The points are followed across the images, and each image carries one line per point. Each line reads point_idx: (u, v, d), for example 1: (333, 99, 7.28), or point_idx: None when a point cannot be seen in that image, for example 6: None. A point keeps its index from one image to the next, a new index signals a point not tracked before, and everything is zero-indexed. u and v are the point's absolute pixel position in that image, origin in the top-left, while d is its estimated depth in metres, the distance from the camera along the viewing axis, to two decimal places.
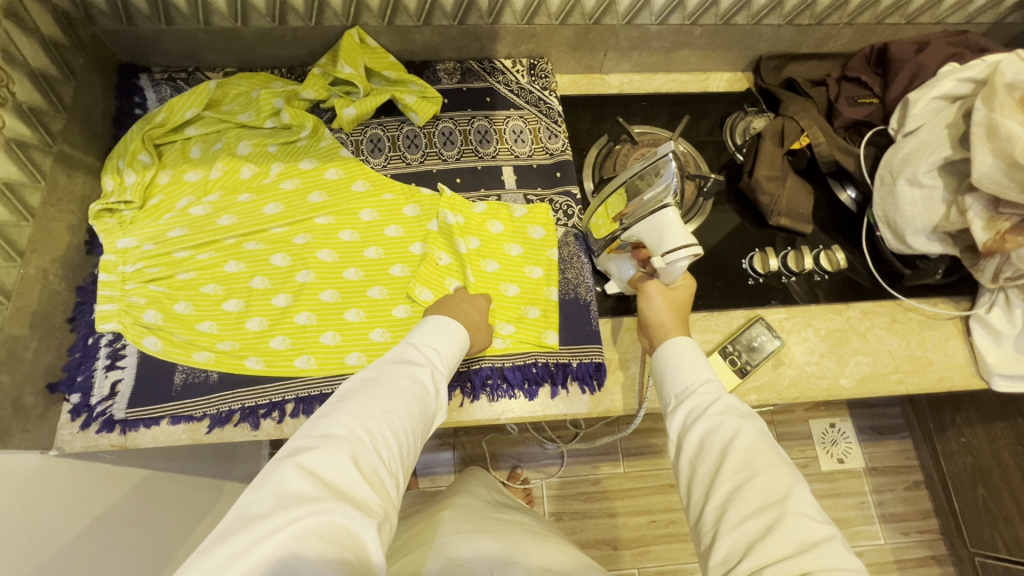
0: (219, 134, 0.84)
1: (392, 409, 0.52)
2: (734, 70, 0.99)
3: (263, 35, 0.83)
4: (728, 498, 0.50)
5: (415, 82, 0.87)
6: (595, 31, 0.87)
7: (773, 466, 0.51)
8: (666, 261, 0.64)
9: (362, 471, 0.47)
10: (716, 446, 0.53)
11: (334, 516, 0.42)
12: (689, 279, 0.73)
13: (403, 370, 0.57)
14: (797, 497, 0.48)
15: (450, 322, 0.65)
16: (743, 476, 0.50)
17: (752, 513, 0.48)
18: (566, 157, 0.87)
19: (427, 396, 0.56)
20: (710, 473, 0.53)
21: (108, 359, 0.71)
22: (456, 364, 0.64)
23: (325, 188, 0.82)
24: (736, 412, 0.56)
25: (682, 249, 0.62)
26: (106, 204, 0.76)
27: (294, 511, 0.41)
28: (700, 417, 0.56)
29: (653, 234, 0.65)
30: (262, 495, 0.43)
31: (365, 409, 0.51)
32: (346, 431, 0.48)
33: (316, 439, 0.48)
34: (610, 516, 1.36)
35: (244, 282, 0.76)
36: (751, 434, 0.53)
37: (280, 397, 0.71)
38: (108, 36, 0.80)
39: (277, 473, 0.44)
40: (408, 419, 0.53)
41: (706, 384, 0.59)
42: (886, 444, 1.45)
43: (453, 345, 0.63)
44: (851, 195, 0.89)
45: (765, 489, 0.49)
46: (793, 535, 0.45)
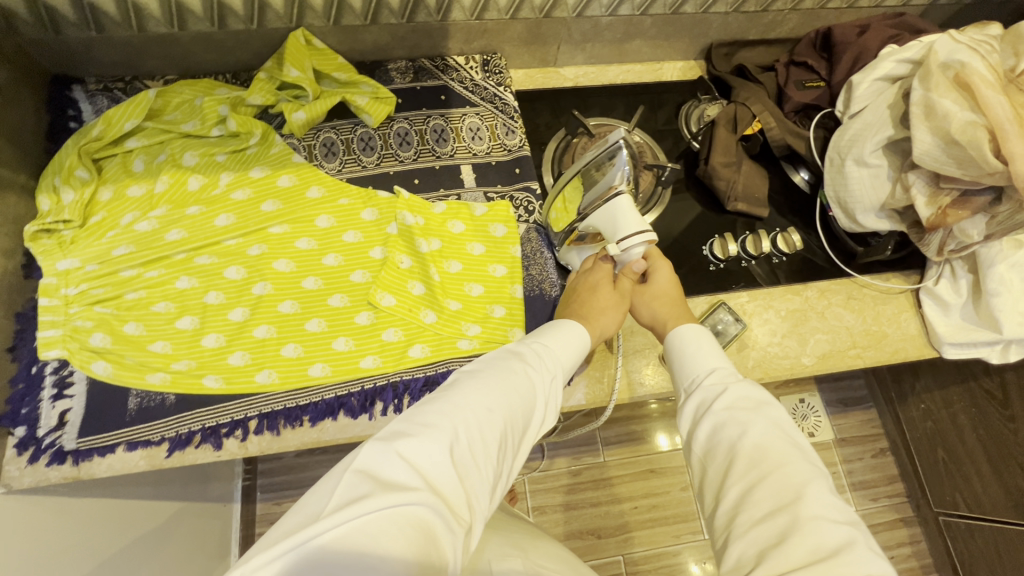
0: (162, 145, 0.81)
1: (501, 408, 0.49)
2: (686, 58, 1.00)
3: (204, 39, 0.79)
4: (738, 500, 0.49)
5: (366, 82, 0.85)
6: (546, 24, 0.86)
7: (786, 463, 0.49)
8: (622, 247, 0.66)
9: (458, 469, 0.43)
10: (724, 444, 0.53)
11: (428, 510, 0.39)
12: (664, 263, 0.74)
13: (514, 366, 0.54)
14: (810, 497, 0.47)
15: (566, 325, 0.63)
16: (753, 476, 0.49)
17: (763, 517, 0.47)
18: (524, 153, 0.87)
19: (534, 400, 0.53)
20: (720, 473, 0.52)
21: (55, 388, 0.67)
22: (568, 370, 0.60)
23: (278, 197, 0.79)
24: (744, 406, 0.55)
25: (636, 236, 0.65)
26: (43, 224, 0.72)
27: (394, 495, 0.39)
28: (706, 413, 0.56)
29: (607, 221, 0.67)
30: (361, 472, 0.40)
31: (472, 400, 0.48)
32: (453, 420, 0.46)
33: (421, 423, 0.45)
34: (592, 506, 1.37)
35: (197, 298, 0.73)
36: (759, 429, 0.52)
37: (242, 414, 0.69)
38: (33, 46, 0.75)
39: (377, 451, 0.42)
40: (511, 422, 0.50)
41: (711, 376, 0.59)
42: (852, 415, 1.50)
43: (568, 347, 0.61)
44: (804, 177, 0.91)
45: (775, 490, 0.48)
46: (808, 540, 0.44)
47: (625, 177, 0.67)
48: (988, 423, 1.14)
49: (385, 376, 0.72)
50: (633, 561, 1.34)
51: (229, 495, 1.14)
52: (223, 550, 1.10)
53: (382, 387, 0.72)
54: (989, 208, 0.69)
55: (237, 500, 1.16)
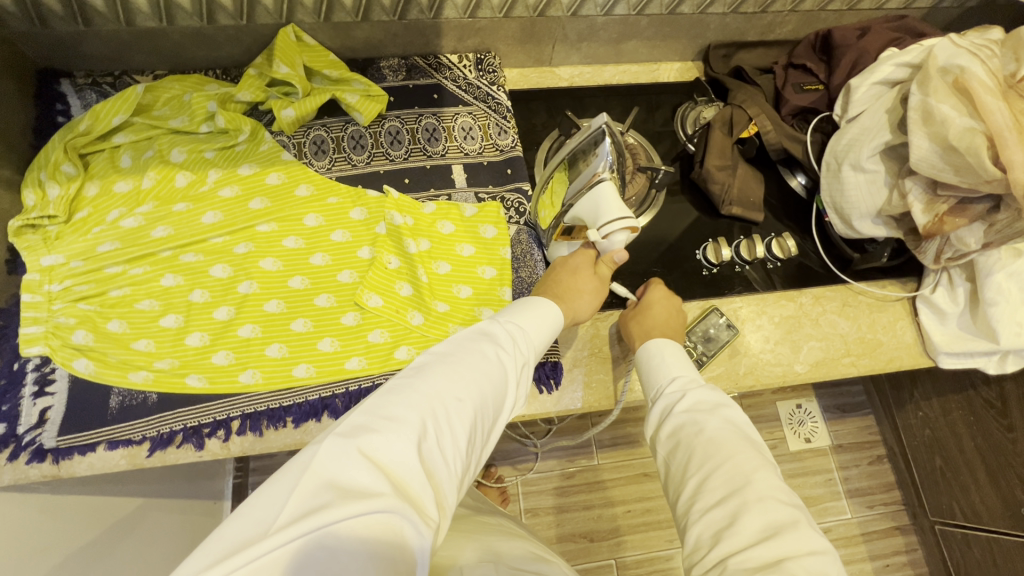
0: (150, 141, 0.80)
1: (471, 396, 0.48)
2: (684, 59, 0.98)
3: (194, 35, 0.79)
4: (695, 490, 0.52)
5: (358, 80, 0.83)
6: (541, 24, 0.85)
7: (738, 453, 0.52)
8: (602, 233, 0.66)
9: (425, 465, 0.43)
10: (682, 443, 0.56)
11: (395, 514, 0.38)
12: (668, 302, 0.74)
13: (485, 350, 0.53)
14: (759, 482, 0.50)
15: (537, 304, 0.62)
16: (706, 468, 0.52)
17: (716, 502, 0.50)
18: (517, 153, 0.86)
19: (506, 385, 0.52)
20: (680, 468, 0.55)
21: (36, 385, 0.67)
22: (542, 350, 0.60)
23: (266, 194, 0.79)
24: (703, 408, 0.57)
25: (616, 223, 0.64)
26: (27, 220, 0.72)
27: (355, 501, 0.38)
28: (668, 416, 0.58)
29: (590, 208, 0.66)
30: (321, 479, 0.39)
31: (441, 391, 0.47)
32: (420, 412, 0.45)
33: (386, 419, 0.44)
34: (584, 509, 1.36)
35: (182, 296, 0.72)
36: (714, 427, 0.55)
37: (224, 414, 0.68)
38: (20, 39, 0.75)
39: (338, 454, 0.41)
40: (481, 409, 0.49)
41: (673, 383, 0.61)
42: (849, 421, 1.49)
43: (542, 328, 0.60)
44: (801, 182, 0.90)
45: (726, 478, 0.51)
46: (756, 521, 0.47)
47: (608, 166, 0.64)
48: (986, 432, 1.13)
49: (370, 378, 0.71)
50: (625, 564, 1.33)
51: (217, 492, 1.13)
52: None
53: (366, 388, 0.70)
54: (987, 217, 0.68)
55: (226, 497, 1.16)
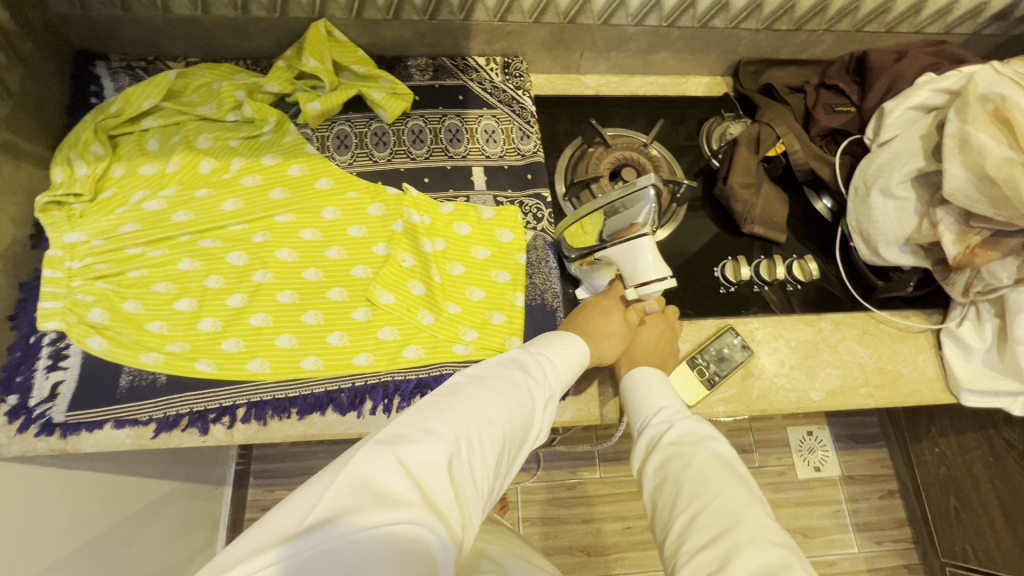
0: (178, 126, 0.81)
1: (501, 421, 0.49)
2: (713, 74, 0.97)
3: (227, 25, 0.80)
4: (684, 528, 0.50)
5: (385, 77, 0.84)
6: (570, 31, 0.84)
7: (728, 488, 0.51)
8: (639, 291, 0.66)
9: (454, 483, 0.43)
10: (670, 477, 0.54)
11: (424, 526, 0.38)
12: (659, 324, 0.74)
13: (517, 378, 0.54)
14: (749, 521, 0.48)
15: (566, 339, 0.63)
16: (695, 506, 0.51)
17: (705, 543, 0.48)
18: (538, 158, 0.85)
19: (534, 414, 0.53)
20: (668, 506, 0.53)
21: (50, 359, 0.68)
22: (567, 385, 0.60)
23: (287, 185, 0.79)
24: (689, 442, 0.57)
25: (654, 282, 0.65)
26: (54, 197, 0.73)
27: (389, 508, 0.38)
28: (654, 449, 0.58)
29: (627, 263, 0.67)
30: (357, 481, 0.39)
31: (474, 411, 0.48)
32: (454, 429, 0.45)
33: (421, 432, 0.44)
34: (583, 522, 1.35)
35: (198, 281, 0.73)
36: (702, 460, 0.54)
37: (230, 401, 0.68)
38: (60, 20, 0.76)
39: (376, 459, 0.41)
40: (510, 435, 0.49)
41: (659, 414, 0.61)
42: (862, 453, 1.45)
43: (570, 364, 0.61)
44: (827, 205, 0.87)
45: (716, 516, 0.49)
46: (749, 563, 0.45)
47: (653, 218, 0.64)
48: (1005, 475, 1.08)
49: (377, 374, 0.71)
50: None
51: (220, 478, 1.14)
52: (210, 534, 1.10)
53: (373, 385, 0.70)
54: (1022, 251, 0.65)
55: (228, 483, 1.17)
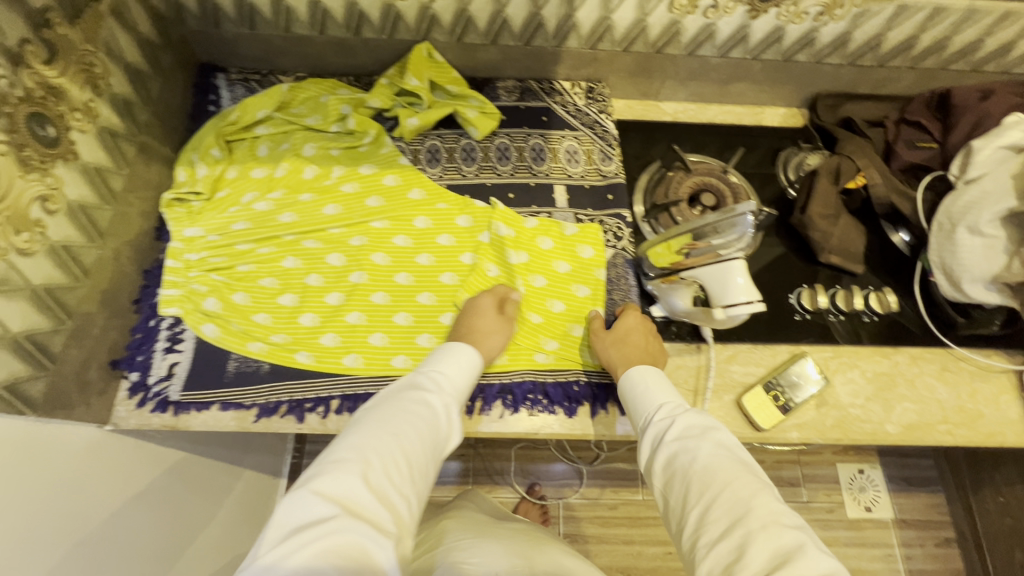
0: (286, 135, 0.88)
1: (403, 432, 0.55)
2: (789, 105, 0.99)
3: (338, 45, 0.86)
4: (699, 522, 0.53)
5: (475, 97, 0.89)
6: (656, 60, 0.88)
7: (736, 478, 0.54)
8: (727, 312, 0.69)
9: (374, 491, 0.49)
10: (678, 473, 0.57)
11: (351, 535, 0.45)
12: (642, 322, 0.75)
13: (413, 395, 0.60)
14: (759, 508, 0.51)
15: (456, 346, 0.68)
16: (707, 498, 0.54)
17: (722, 535, 0.51)
18: (619, 180, 0.88)
19: (437, 419, 0.59)
20: (680, 500, 0.56)
21: (167, 342, 0.74)
22: (469, 385, 0.66)
23: (382, 194, 0.85)
24: (691, 435, 0.60)
25: (744, 303, 0.69)
26: (178, 194, 0.80)
27: (312, 534, 0.44)
28: (659, 446, 0.61)
29: (717, 284, 0.70)
30: (283, 524, 0.45)
31: (376, 432, 0.54)
32: (358, 452, 0.51)
33: (330, 464, 0.50)
34: (624, 543, 1.34)
35: (300, 278, 0.78)
36: (706, 453, 0.57)
37: (326, 393, 0.73)
38: (193, 36, 0.85)
39: (293, 502, 0.47)
40: (419, 440, 0.56)
41: (659, 410, 0.64)
42: (916, 497, 1.40)
43: (463, 370, 0.66)
44: (903, 238, 0.87)
45: (727, 507, 0.52)
46: (764, 550, 0.48)
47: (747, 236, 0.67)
48: None
49: None
50: None
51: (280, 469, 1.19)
52: None
53: None
54: None
55: (285, 475, 1.21)
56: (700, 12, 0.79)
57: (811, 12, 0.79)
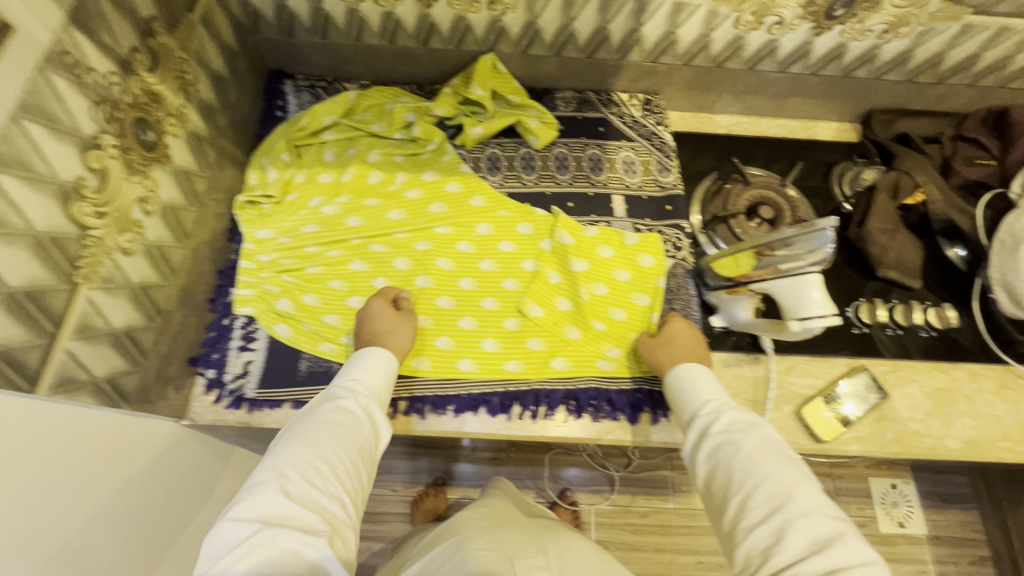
0: (352, 141, 0.90)
1: (321, 438, 0.55)
2: (842, 120, 1.00)
3: (405, 54, 0.89)
4: (741, 508, 0.54)
5: (535, 107, 0.91)
6: (715, 74, 0.90)
7: (780, 469, 0.55)
8: (803, 325, 0.68)
9: (296, 501, 0.50)
10: (722, 463, 0.58)
11: (277, 546, 0.47)
12: (687, 326, 0.75)
13: (326, 405, 0.60)
14: (801, 496, 0.53)
15: (370, 350, 0.68)
16: (750, 486, 0.55)
17: (762, 519, 0.52)
18: (677, 191, 0.89)
19: (357, 419, 0.59)
20: (722, 488, 0.57)
21: (241, 340, 0.76)
22: (388, 381, 0.66)
23: (445, 200, 0.87)
24: (736, 428, 0.60)
25: (820, 317, 0.67)
26: (251, 197, 0.83)
27: (237, 555, 0.46)
28: (705, 437, 0.61)
29: (792, 297, 0.68)
30: (212, 552, 0.47)
31: (291, 448, 0.54)
32: (274, 470, 0.52)
33: (248, 488, 0.51)
34: (655, 551, 1.34)
35: (367, 281, 0.80)
36: (752, 444, 0.58)
37: (395, 393, 0.74)
38: (266, 44, 0.87)
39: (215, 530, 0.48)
40: (339, 442, 0.56)
41: (706, 404, 0.64)
42: (950, 513, 1.39)
43: (378, 370, 0.66)
44: (959, 253, 0.88)
45: (771, 495, 0.53)
46: (804, 535, 0.50)
47: (827, 258, 0.65)
48: None
49: (527, 381, 0.76)
50: None
51: None
52: None
53: (523, 392, 0.75)
54: None
55: None
56: (765, 29, 0.81)
57: (875, 30, 0.80)
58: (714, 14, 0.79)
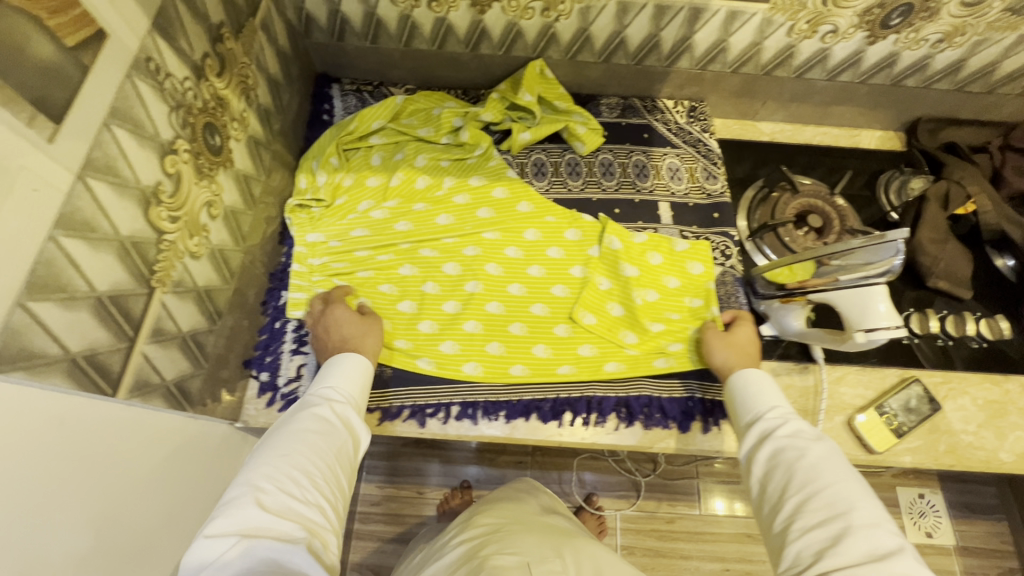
0: (399, 145, 0.90)
1: (295, 448, 0.55)
2: (886, 128, 0.99)
3: (453, 60, 0.89)
4: (797, 509, 0.54)
5: (580, 113, 0.91)
6: (763, 81, 0.89)
7: (843, 480, 0.55)
8: (868, 334, 0.67)
9: (271, 511, 0.50)
10: (782, 465, 0.58)
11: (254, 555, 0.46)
12: (749, 331, 0.75)
13: (299, 415, 0.60)
14: (863, 508, 0.52)
15: (343, 357, 0.68)
16: (810, 491, 0.54)
17: (819, 522, 0.52)
18: (724, 198, 0.89)
19: (330, 427, 0.59)
20: (778, 489, 0.57)
21: (294, 343, 0.75)
22: (361, 388, 0.66)
23: (492, 205, 0.86)
24: (803, 435, 0.60)
25: (886, 327, 0.65)
26: (302, 200, 0.83)
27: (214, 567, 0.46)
28: (767, 439, 0.61)
29: (857, 307, 0.67)
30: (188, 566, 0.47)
31: (265, 460, 0.54)
32: (249, 483, 0.52)
33: (224, 501, 0.51)
34: (681, 558, 1.33)
35: (417, 285, 0.80)
36: (817, 453, 0.57)
37: (447, 398, 0.75)
38: (316, 48, 0.88)
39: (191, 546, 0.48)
40: (313, 450, 0.56)
41: (772, 410, 0.64)
42: (978, 524, 1.38)
43: (354, 378, 0.66)
44: (1008, 263, 0.88)
45: (831, 501, 0.53)
46: (861, 544, 0.50)
47: (893, 270, 0.64)
48: None
49: (579, 387, 0.76)
50: None
51: None
52: None
53: (575, 398, 0.75)
54: None
55: None
56: (818, 37, 0.80)
57: (929, 39, 0.80)
58: (768, 22, 0.79)
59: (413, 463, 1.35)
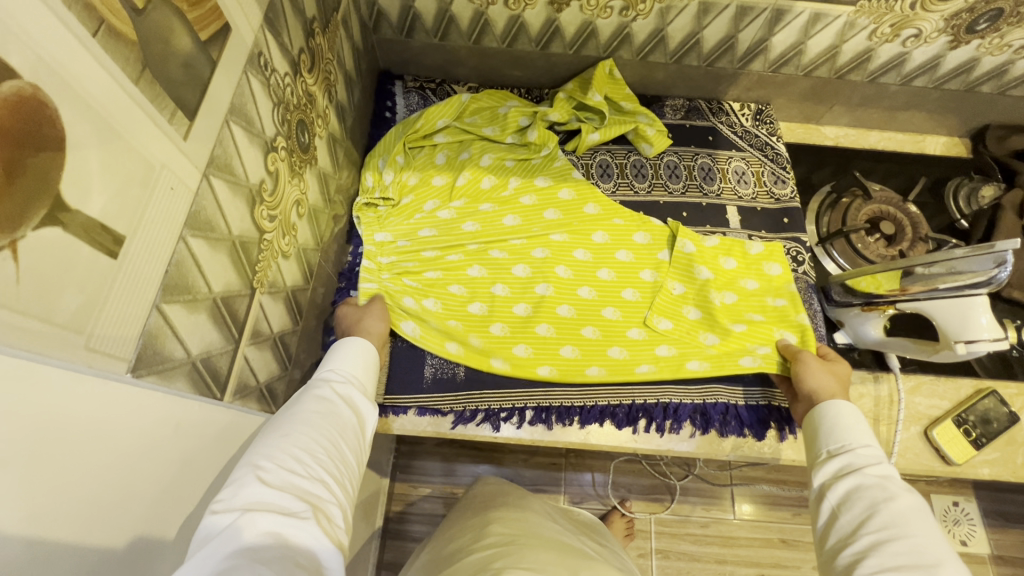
0: (463, 144, 0.89)
1: (299, 426, 0.48)
2: (951, 134, 0.98)
3: (521, 58, 0.88)
4: (871, 547, 0.49)
5: (645, 114, 0.89)
6: (835, 85, 0.88)
7: (935, 537, 0.49)
8: (968, 348, 0.65)
9: (274, 484, 0.42)
10: (864, 501, 0.52)
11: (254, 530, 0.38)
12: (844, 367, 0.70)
13: (301, 394, 0.53)
14: (953, 567, 0.46)
15: (346, 344, 0.63)
16: (892, 533, 0.49)
17: (896, 564, 0.47)
18: (794, 204, 0.88)
19: (336, 405, 0.53)
20: (853, 524, 0.52)
21: None
22: (366, 372, 0.61)
23: (559, 207, 0.84)
24: (896, 480, 0.54)
25: (988, 339, 0.64)
26: (370, 198, 0.83)
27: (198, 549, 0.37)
28: (852, 474, 0.55)
29: (956, 319, 0.65)
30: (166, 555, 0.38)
31: (264, 437, 0.47)
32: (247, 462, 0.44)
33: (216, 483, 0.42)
34: (715, 562, 1.26)
35: (487, 288, 0.79)
36: (912, 501, 0.51)
37: (520, 403, 0.74)
38: (382, 44, 0.87)
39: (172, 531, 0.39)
40: (321, 424, 0.49)
41: (866, 448, 0.58)
42: (1013, 533, 1.37)
43: (354, 361, 0.61)
44: None
45: (915, 548, 0.47)
46: None
47: (999, 279, 0.62)
48: None
49: (654, 394, 0.74)
50: None
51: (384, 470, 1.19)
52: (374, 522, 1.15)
53: (651, 405, 0.74)
54: None
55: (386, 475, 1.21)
56: (899, 41, 0.79)
57: (1013, 45, 0.79)
58: (850, 25, 0.77)
59: (441, 463, 1.29)
